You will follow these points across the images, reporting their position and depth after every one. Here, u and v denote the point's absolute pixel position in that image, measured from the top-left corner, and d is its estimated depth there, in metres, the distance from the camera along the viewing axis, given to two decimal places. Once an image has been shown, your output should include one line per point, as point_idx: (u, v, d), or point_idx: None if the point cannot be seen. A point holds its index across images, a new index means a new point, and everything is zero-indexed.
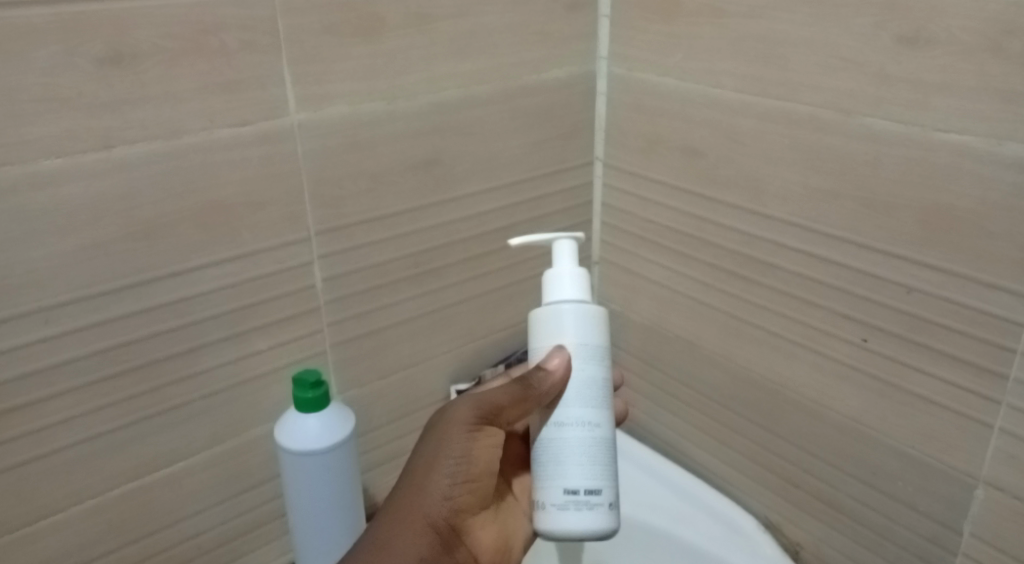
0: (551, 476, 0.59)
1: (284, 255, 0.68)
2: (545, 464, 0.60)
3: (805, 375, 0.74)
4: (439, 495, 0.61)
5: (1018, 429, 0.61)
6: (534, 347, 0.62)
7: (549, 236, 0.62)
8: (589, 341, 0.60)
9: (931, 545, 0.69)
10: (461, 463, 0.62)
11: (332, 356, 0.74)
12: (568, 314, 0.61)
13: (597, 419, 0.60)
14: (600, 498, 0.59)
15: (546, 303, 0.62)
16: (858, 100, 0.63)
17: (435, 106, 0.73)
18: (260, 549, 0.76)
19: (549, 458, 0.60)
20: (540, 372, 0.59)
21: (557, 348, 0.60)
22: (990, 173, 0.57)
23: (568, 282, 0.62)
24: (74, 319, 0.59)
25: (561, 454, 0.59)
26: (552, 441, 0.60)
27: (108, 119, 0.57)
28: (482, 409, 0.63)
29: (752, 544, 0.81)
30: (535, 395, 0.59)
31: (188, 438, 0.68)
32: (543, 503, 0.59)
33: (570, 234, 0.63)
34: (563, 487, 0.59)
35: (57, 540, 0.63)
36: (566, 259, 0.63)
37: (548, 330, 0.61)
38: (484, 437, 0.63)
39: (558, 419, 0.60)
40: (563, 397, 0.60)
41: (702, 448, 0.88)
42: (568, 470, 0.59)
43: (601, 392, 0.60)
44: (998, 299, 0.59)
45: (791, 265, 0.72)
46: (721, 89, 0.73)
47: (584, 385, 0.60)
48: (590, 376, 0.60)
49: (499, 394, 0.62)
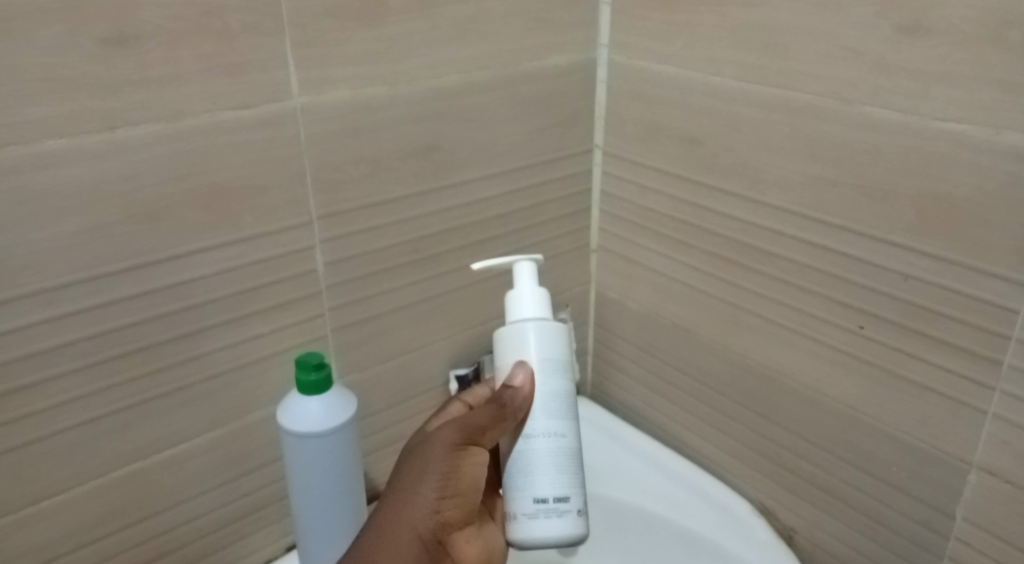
0: (521, 487, 0.65)
1: (286, 239, 0.68)
2: (515, 476, 0.65)
3: (802, 362, 0.75)
4: (426, 510, 0.60)
5: (1011, 415, 0.62)
6: (500, 364, 0.67)
7: (509, 260, 0.68)
8: (551, 356, 0.66)
9: (924, 529, 0.70)
10: (448, 478, 0.62)
11: (333, 341, 0.75)
12: (531, 332, 0.67)
13: (562, 430, 0.66)
14: (567, 505, 0.65)
15: (510, 323, 0.68)
16: (859, 89, 0.64)
17: (436, 92, 0.73)
18: (260, 531, 0.77)
19: (519, 470, 0.65)
20: (509, 390, 0.64)
21: (520, 365, 0.65)
22: (989, 162, 0.58)
23: (529, 303, 0.67)
24: (76, 301, 0.59)
25: (531, 466, 0.65)
26: (522, 453, 0.65)
27: (111, 100, 0.57)
28: (465, 429, 0.63)
29: (747, 529, 0.82)
30: (510, 412, 0.64)
31: (189, 421, 0.68)
32: (515, 513, 0.65)
33: (528, 255, 0.69)
34: (533, 496, 0.64)
35: (58, 521, 0.64)
36: (526, 280, 0.68)
37: (512, 347, 0.66)
38: (469, 456, 0.63)
39: (526, 431, 0.65)
40: (529, 410, 0.65)
41: (697, 434, 0.88)
42: (538, 480, 0.64)
43: (565, 404, 0.66)
44: (995, 287, 0.60)
45: (789, 252, 0.72)
46: (722, 77, 0.73)
47: (547, 398, 0.65)
48: (554, 389, 0.66)
49: (481, 415, 0.63)
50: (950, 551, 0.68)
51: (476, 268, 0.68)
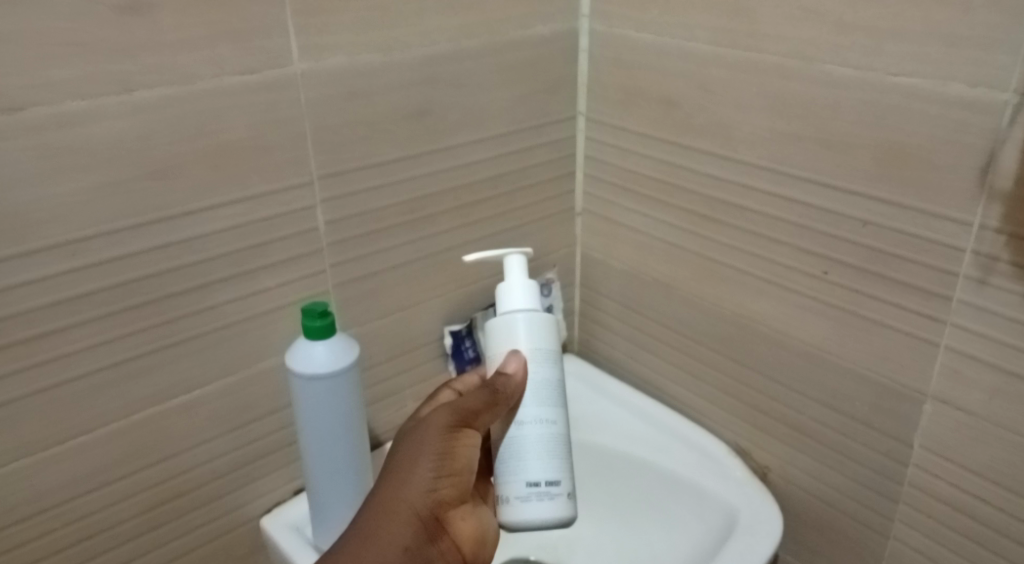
0: (514, 471, 0.70)
1: (289, 197, 0.73)
2: (508, 461, 0.70)
3: (773, 308, 0.80)
4: (423, 486, 0.65)
5: (962, 347, 0.67)
6: (493, 353, 0.72)
7: (500, 252, 0.73)
8: (541, 346, 0.72)
9: (886, 459, 0.75)
10: (444, 456, 0.66)
11: (335, 296, 0.79)
12: (522, 322, 0.72)
13: (552, 417, 0.71)
14: (558, 488, 0.71)
15: (500, 313, 0.73)
16: (820, 49, 0.69)
17: (427, 58, 0.77)
18: (269, 476, 0.82)
19: (512, 455, 0.70)
20: (502, 377, 0.70)
21: (513, 353, 0.71)
22: (937, 112, 0.63)
23: (520, 294, 0.73)
24: (97, 252, 0.64)
25: (523, 451, 0.70)
26: (515, 440, 0.70)
27: (126, 64, 0.61)
28: (459, 412, 0.68)
29: (724, 468, 0.87)
30: (502, 398, 0.69)
31: (202, 368, 0.73)
32: (507, 496, 0.70)
33: (518, 250, 0.74)
34: (525, 480, 0.70)
35: (84, 460, 0.69)
36: (517, 272, 0.74)
37: (504, 337, 0.72)
38: (462, 437, 0.68)
39: (518, 418, 0.71)
40: (521, 398, 0.70)
41: (678, 383, 0.94)
42: (530, 465, 0.70)
43: (554, 393, 0.72)
44: (944, 228, 0.65)
45: (760, 205, 0.77)
46: (695, 42, 0.78)
47: (539, 386, 0.71)
48: (545, 377, 0.71)
49: (475, 400, 0.69)
50: (909, 477, 0.74)
51: (468, 260, 0.73)
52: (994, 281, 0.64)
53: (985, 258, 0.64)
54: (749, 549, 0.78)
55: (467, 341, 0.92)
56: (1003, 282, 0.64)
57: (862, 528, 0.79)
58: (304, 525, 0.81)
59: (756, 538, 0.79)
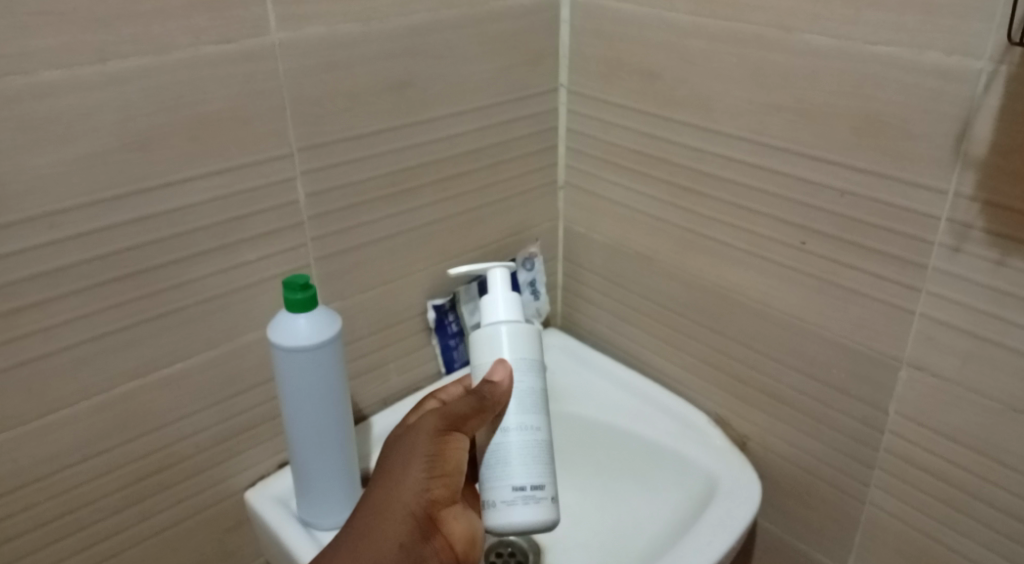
0: (499, 476, 0.70)
1: (269, 169, 0.73)
2: (494, 467, 0.70)
3: (752, 279, 0.81)
4: (417, 489, 0.65)
5: (936, 313, 0.68)
6: (478, 365, 0.74)
7: (485, 268, 0.77)
8: (525, 355, 0.73)
9: (862, 426, 0.77)
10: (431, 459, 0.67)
11: (317, 270, 0.79)
12: (505, 328, 0.74)
13: (536, 423, 0.72)
14: (543, 492, 0.70)
15: (484, 325, 0.75)
16: (799, 18, 0.69)
17: (407, 29, 0.77)
18: (253, 449, 0.82)
19: (497, 460, 0.70)
20: (488, 385, 0.70)
21: (500, 362, 0.72)
22: (913, 81, 0.64)
23: (503, 306, 0.75)
24: (76, 225, 0.64)
25: (508, 456, 0.70)
26: (499, 445, 0.71)
27: (102, 33, 0.61)
28: (448, 417, 0.69)
29: (702, 436, 0.89)
30: (488, 405, 0.70)
31: (184, 341, 0.73)
32: (493, 501, 0.70)
33: (502, 263, 0.78)
34: (510, 485, 0.70)
35: (67, 433, 0.69)
36: (500, 287, 0.76)
37: (489, 348, 0.73)
38: (452, 441, 0.68)
39: (504, 424, 0.71)
40: (506, 405, 0.71)
41: (660, 355, 0.94)
42: (515, 469, 0.70)
43: (538, 400, 0.73)
44: (919, 196, 0.66)
45: (739, 176, 0.78)
46: (675, 12, 0.78)
47: (523, 393, 0.72)
48: (529, 385, 0.72)
49: (462, 405, 0.69)
50: (885, 443, 0.76)
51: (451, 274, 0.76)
52: (968, 248, 0.65)
53: (960, 226, 0.65)
54: (728, 515, 0.80)
55: (450, 315, 0.93)
56: (976, 249, 0.65)
57: (839, 493, 0.81)
58: (289, 498, 0.82)
59: (735, 503, 0.81)
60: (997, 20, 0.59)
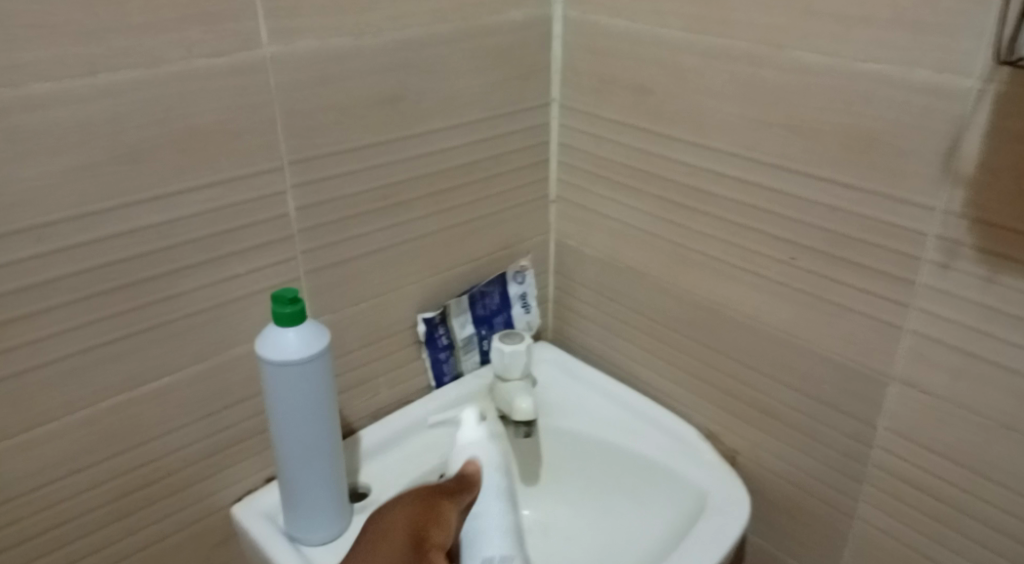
0: (472, 552, 0.77)
1: (260, 182, 0.72)
2: (467, 547, 0.78)
3: (743, 294, 0.81)
4: (404, 542, 0.69)
5: (927, 329, 0.69)
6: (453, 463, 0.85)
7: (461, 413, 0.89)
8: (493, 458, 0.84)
9: (852, 441, 0.77)
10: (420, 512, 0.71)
11: (307, 283, 0.79)
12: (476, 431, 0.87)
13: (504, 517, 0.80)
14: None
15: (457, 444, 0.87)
16: (790, 35, 0.69)
17: (400, 43, 0.77)
18: (241, 463, 0.82)
19: (471, 543, 0.78)
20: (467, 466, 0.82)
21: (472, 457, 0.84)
22: (903, 98, 0.64)
23: (473, 430, 0.88)
24: (64, 238, 0.63)
25: (479, 539, 0.78)
26: (471, 531, 0.79)
27: (93, 46, 0.61)
28: (435, 490, 0.74)
29: (693, 451, 0.88)
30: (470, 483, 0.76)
31: (173, 354, 0.72)
32: None
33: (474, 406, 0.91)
34: (482, 556, 0.77)
35: (53, 448, 0.68)
36: (471, 428, 0.88)
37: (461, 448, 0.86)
38: (444, 506, 0.72)
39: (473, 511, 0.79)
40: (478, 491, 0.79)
41: (651, 369, 0.94)
42: (486, 544, 0.77)
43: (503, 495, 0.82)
44: (909, 213, 0.66)
45: (731, 192, 0.78)
46: (667, 29, 0.78)
47: (492, 489, 0.82)
48: (496, 484, 0.83)
49: (447, 483, 0.76)
50: (876, 459, 0.75)
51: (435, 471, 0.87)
52: (959, 265, 0.65)
53: (950, 243, 0.65)
54: (720, 529, 0.79)
55: (441, 328, 0.93)
56: (966, 266, 0.65)
57: (830, 509, 0.81)
58: (277, 513, 0.81)
59: (726, 518, 0.81)
60: (986, 38, 0.59)
